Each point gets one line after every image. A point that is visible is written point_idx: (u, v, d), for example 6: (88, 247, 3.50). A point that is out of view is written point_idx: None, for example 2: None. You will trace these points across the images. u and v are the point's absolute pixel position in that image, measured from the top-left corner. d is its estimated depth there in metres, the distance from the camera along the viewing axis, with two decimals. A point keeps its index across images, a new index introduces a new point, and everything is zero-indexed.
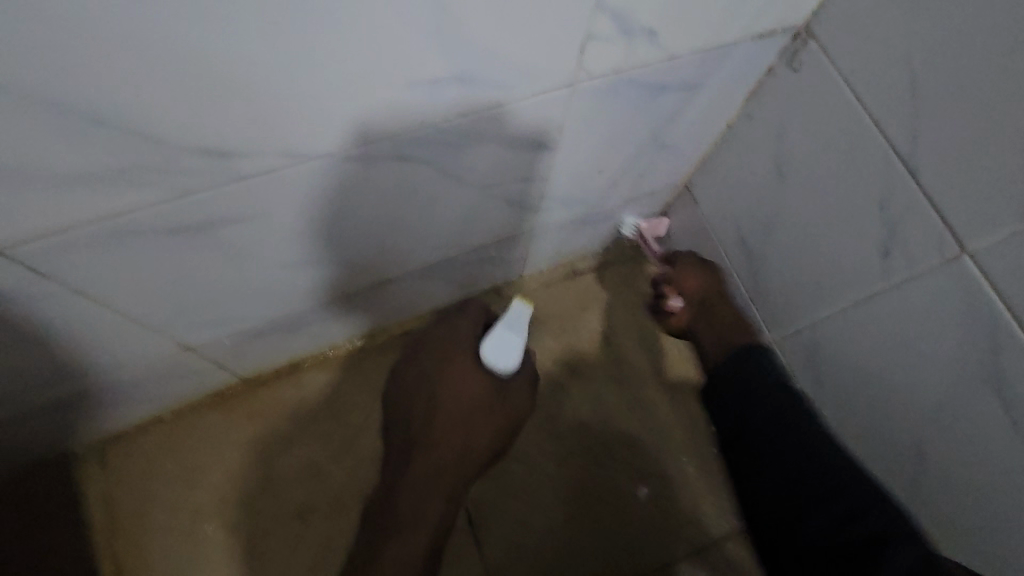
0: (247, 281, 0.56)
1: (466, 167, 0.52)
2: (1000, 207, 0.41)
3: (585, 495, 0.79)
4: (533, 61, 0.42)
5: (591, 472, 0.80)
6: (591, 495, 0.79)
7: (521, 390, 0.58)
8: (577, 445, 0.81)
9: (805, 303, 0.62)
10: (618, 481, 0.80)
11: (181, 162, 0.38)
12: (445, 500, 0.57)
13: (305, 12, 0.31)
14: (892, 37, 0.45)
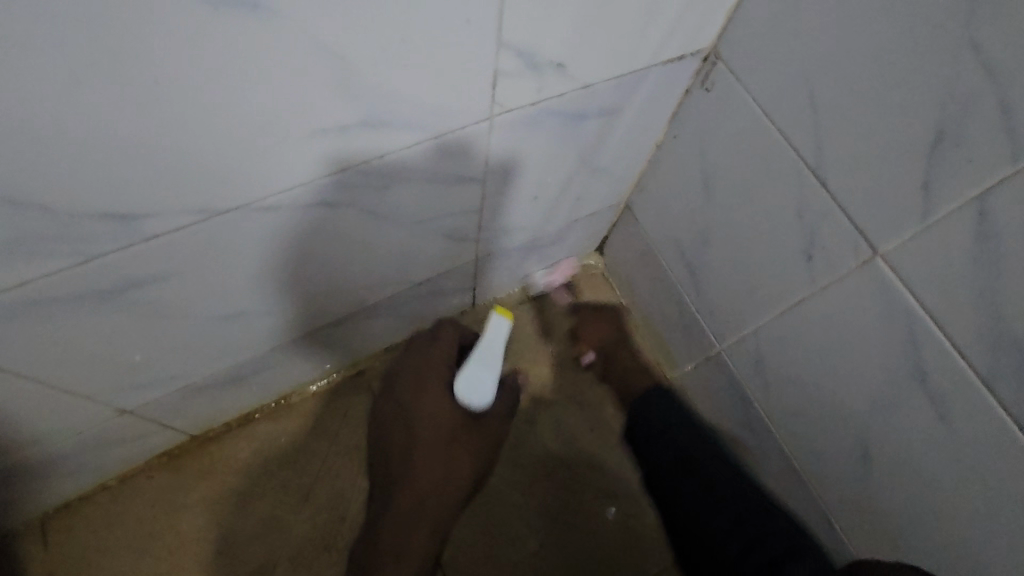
0: (180, 340, 0.54)
1: (397, 205, 0.53)
2: (898, 210, 0.43)
3: (555, 519, 0.78)
4: (445, 99, 0.43)
5: (560, 496, 0.79)
6: (561, 519, 0.78)
7: (501, 413, 0.55)
8: (543, 470, 0.80)
9: (745, 312, 0.63)
10: (585, 501, 0.79)
11: (81, 226, 0.37)
12: (429, 533, 0.55)
13: (193, 74, 0.32)
14: (787, 56, 0.47)
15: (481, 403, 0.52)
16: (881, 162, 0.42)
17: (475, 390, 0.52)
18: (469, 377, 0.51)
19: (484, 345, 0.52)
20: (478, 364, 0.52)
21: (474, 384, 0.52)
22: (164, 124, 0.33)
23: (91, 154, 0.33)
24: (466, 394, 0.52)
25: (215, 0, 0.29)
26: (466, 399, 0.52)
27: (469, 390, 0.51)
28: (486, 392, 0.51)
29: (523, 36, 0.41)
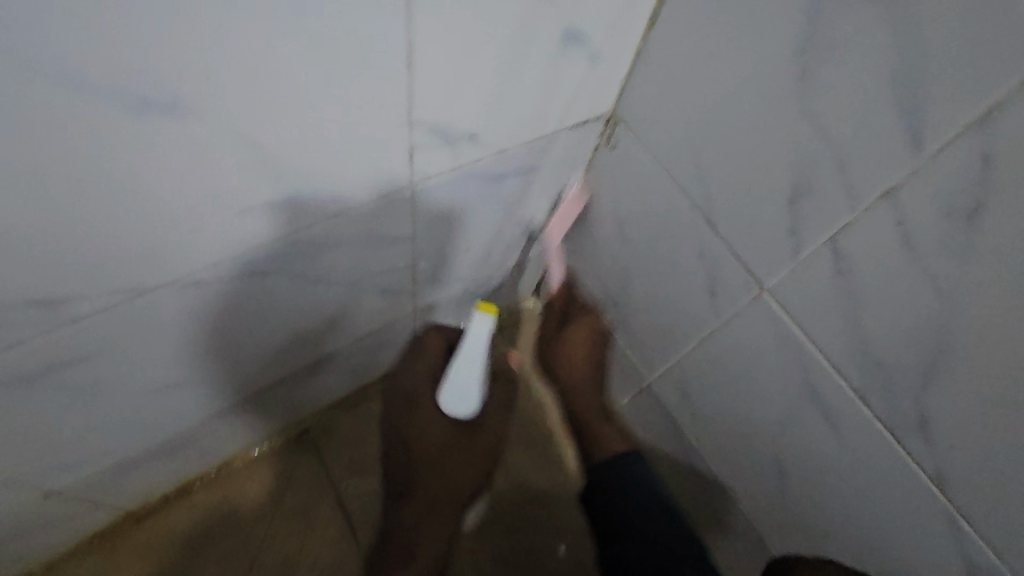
0: (111, 415, 0.54)
1: (328, 268, 0.55)
2: (776, 251, 0.48)
3: (505, 561, 0.79)
4: (366, 172, 0.46)
5: (509, 538, 0.80)
6: (512, 560, 0.79)
7: None
8: (492, 513, 0.81)
9: (667, 344, 0.68)
10: (535, 541, 0.81)
11: (3, 316, 0.37)
12: None
13: (118, 171, 0.33)
14: (672, 122, 0.53)
15: (468, 411, 0.63)
16: (755, 211, 0.48)
17: (463, 397, 0.62)
18: (447, 385, 0.62)
19: (462, 354, 0.62)
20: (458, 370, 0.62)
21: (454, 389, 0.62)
22: (90, 216, 0.35)
23: (11, 253, 0.34)
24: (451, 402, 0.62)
25: (136, 108, 0.31)
26: (452, 408, 0.62)
27: (451, 396, 0.62)
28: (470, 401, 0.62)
29: (433, 115, 0.45)
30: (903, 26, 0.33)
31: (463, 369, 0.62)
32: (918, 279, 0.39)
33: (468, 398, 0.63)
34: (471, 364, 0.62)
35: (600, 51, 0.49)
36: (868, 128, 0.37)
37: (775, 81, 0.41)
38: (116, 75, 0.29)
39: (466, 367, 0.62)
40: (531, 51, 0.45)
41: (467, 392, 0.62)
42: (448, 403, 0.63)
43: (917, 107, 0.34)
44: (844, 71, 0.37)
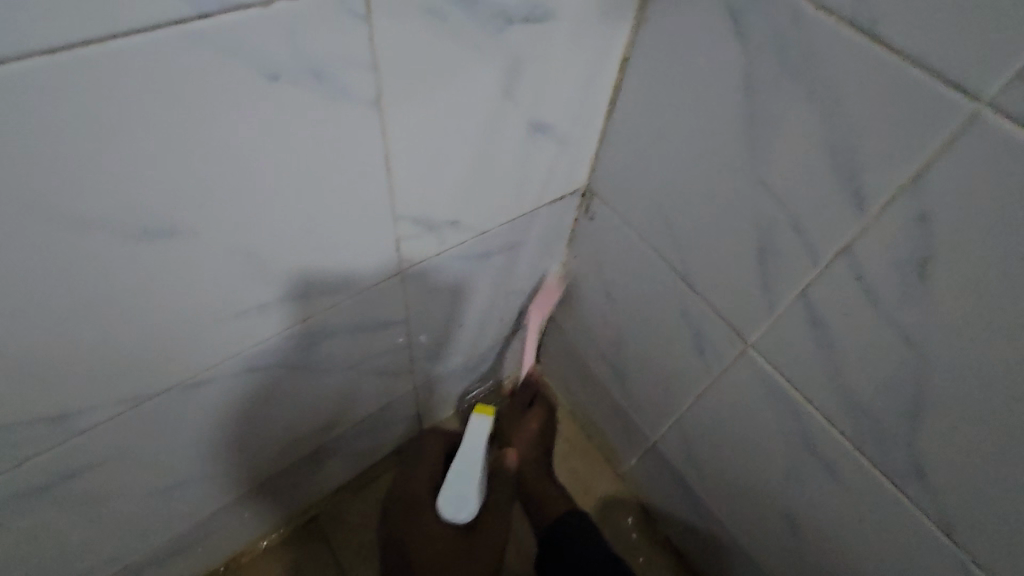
0: (118, 521, 0.54)
1: (327, 356, 0.57)
2: (753, 308, 0.50)
3: None
4: (356, 265, 0.49)
5: None
6: None
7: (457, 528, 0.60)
8: None
9: (666, 402, 0.69)
10: None
11: (16, 434, 0.39)
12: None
13: (123, 292, 0.36)
14: (641, 192, 0.56)
15: (466, 516, 0.60)
16: (729, 270, 0.50)
17: (459, 503, 0.60)
18: (447, 488, 0.61)
19: (462, 453, 0.62)
20: (459, 473, 0.61)
21: (456, 492, 0.60)
22: (94, 332, 0.37)
23: (20, 373, 0.36)
24: (451, 507, 0.60)
25: (137, 236, 0.34)
26: (451, 514, 0.60)
27: (453, 501, 0.60)
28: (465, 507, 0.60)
29: (415, 208, 0.48)
30: (830, 102, 0.36)
31: (464, 471, 0.61)
32: (887, 327, 0.40)
33: (467, 503, 0.60)
34: (469, 468, 0.62)
35: (566, 136, 0.53)
36: (816, 190, 0.40)
37: (729, 153, 0.45)
38: (113, 209, 0.32)
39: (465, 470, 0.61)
40: (500, 145, 0.48)
41: (463, 496, 0.60)
42: (448, 507, 0.60)
43: (854, 171, 0.37)
44: (786, 141, 0.40)
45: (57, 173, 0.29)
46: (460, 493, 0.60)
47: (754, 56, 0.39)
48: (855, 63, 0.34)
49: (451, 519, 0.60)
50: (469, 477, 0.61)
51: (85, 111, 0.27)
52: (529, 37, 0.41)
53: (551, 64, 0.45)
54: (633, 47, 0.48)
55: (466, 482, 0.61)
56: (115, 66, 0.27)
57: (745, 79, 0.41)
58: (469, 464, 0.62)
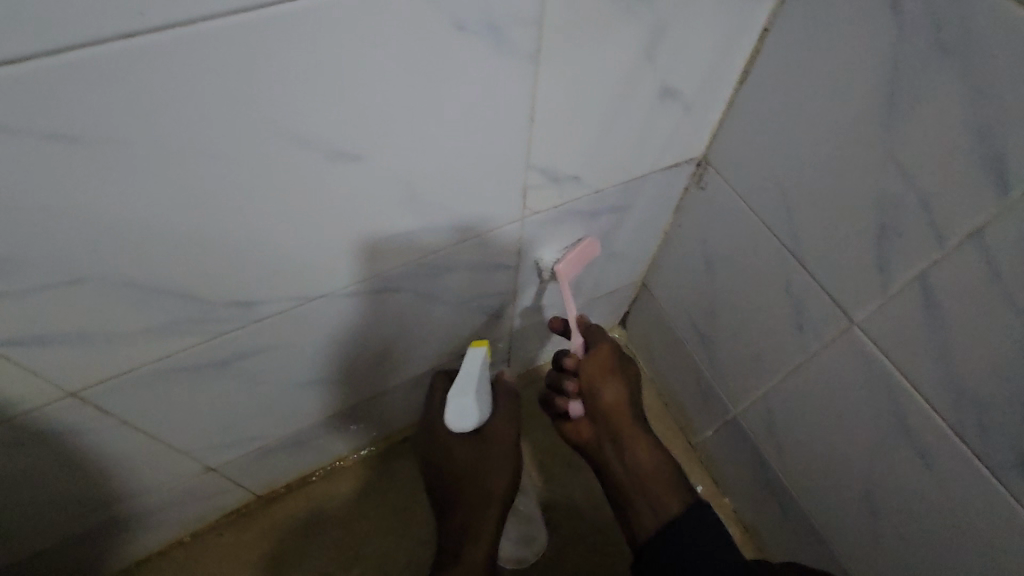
0: (265, 403, 0.64)
1: (443, 289, 0.64)
2: (864, 287, 0.50)
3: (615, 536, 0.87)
4: (485, 209, 0.54)
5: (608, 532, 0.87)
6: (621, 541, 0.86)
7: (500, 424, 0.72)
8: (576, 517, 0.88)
9: (753, 375, 0.70)
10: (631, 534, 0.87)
11: (217, 312, 0.48)
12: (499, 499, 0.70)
13: (313, 203, 0.43)
14: (759, 165, 0.57)
15: (466, 426, 0.66)
16: (843, 247, 0.51)
17: (459, 416, 0.65)
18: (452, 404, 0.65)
19: (461, 375, 0.63)
20: (458, 392, 0.64)
21: (458, 412, 0.65)
22: (284, 234, 0.44)
23: (231, 261, 0.44)
24: (454, 420, 0.65)
25: (333, 156, 0.40)
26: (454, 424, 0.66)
27: (459, 418, 0.65)
28: (461, 419, 0.65)
29: (545, 161, 0.52)
30: (986, 79, 0.36)
31: (461, 391, 0.64)
32: (1010, 313, 0.40)
33: (468, 417, 0.66)
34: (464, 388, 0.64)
35: (695, 103, 0.55)
36: (952, 169, 0.40)
37: (863, 128, 0.45)
38: (318, 131, 0.38)
39: (461, 391, 0.64)
40: (634, 103, 0.51)
41: (462, 411, 0.65)
42: (452, 420, 0.66)
43: (1000, 152, 0.37)
44: (927, 118, 0.40)
45: (284, 96, 0.35)
46: (458, 411, 0.65)
47: (906, 31, 0.39)
48: (1018, 41, 0.34)
49: (455, 428, 0.66)
50: (465, 396, 0.64)
51: (313, 45, 0.33)
52: (677, 4, 0.44)
53: (690, 31, 0.47)
54: (774, 19, 0.49)
55: (462, 400, 0.64)
56: (343, 9, 0.33)
57: (892, 53, 0.41)
58: (464, 386, 0.64)
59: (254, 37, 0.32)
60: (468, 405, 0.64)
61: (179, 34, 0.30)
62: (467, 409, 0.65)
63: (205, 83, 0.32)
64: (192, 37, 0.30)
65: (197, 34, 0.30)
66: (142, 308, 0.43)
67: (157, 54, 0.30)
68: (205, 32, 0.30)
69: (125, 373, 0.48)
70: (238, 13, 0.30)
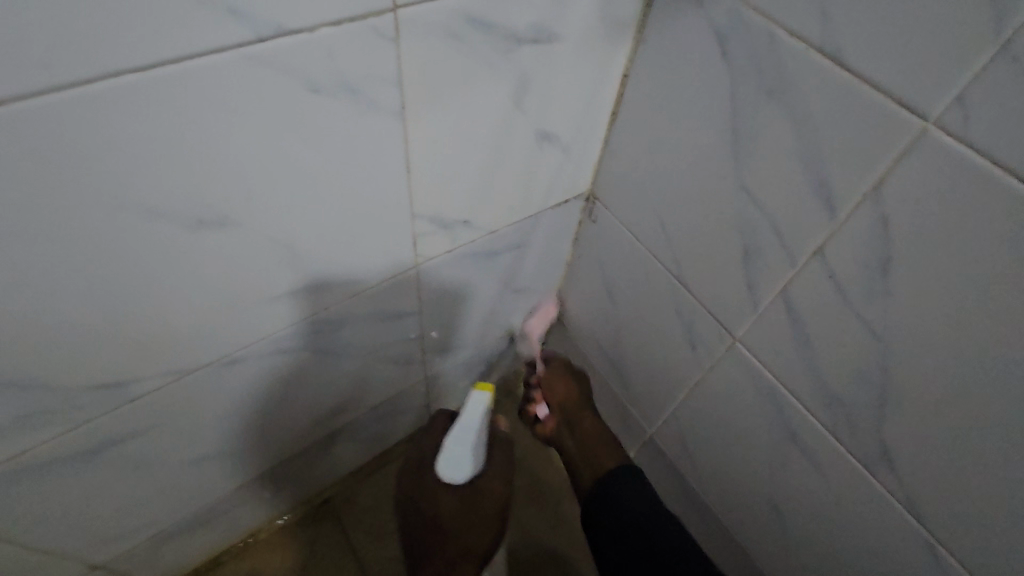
0: (154, 486, 0.59)
1: (345, 343, 0.62)
2: (739, 305, 0.54)
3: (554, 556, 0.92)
4: (377, 260, 0.54)
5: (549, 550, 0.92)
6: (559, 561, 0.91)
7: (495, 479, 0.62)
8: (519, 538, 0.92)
9: (662, 395, 0.73)
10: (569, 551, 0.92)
11: (78, 398, 0.44)
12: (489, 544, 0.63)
13: (181, 274, 0.41)
14: (638, 198, 0.60)
15: (460, 477, 0.59)
16: (717, 270, 0.55)
17: (453, 466, 0.58)
18: (446, 453, 0.58)
19: (459, 422, 0.56)
20: (454, 442, 0.57)
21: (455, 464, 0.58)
22: (150, 307, 0.42)
23: (88, 344, 0.41)
24: (446, 470, 0.58)
25: (194, 225, 0.39)
26: (446, 473, 0.59)
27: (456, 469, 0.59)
28: (458, 470, 0.58)
29: (431, 209, 0.53)
30: (804, 117, 0.40)
31: (460, 440, 0.57)
32: (856, 321, 0.44)
33: (462, 468, 0.58)
34: (463, 438, 0.57)
35: (572, 143, 0.58)
36: (790, 196, 0.44)
37: (717, 162, 0.49)
38: (173, 201, 0.37)
39: (459, 441, 0.57)
40: (511, 149, 0.53)
41: (457, 463, 0.58)
42: (444, 470, 0.59)
43: (825, 180, 0.41)
44: (766, 152, 0.44)
45: (127, 171, 0.33)
46: (453, 462, 0.58)
47: (738, 76, 0.44)
48: (823, 84, 0.38)
49: (449, 480, 0.60)
50: (463, 445, 0.57)
51: (155, 117, 0.32)
52: (537, 57, 0.46)
53: (556, 80, 0.49)
54: (632, 65, 0.53)
55: (459, 450, 0.57)
56: (184, 80, 0.32)
57: (731, 95, 0.45)
58: (465, 437, 0.57)
59: (82, 114, 0.30)
60: (467, 456, 0.58)
61: None
62: (465, 459, 0.58)
63: (30, 164, 0.30)
64: (3, 119, 0.28)
65: (12, 116, 0.28)
66: None
67: None
68: (18, 115, 0.28)
69: None
70: (55, 92, 0.28)
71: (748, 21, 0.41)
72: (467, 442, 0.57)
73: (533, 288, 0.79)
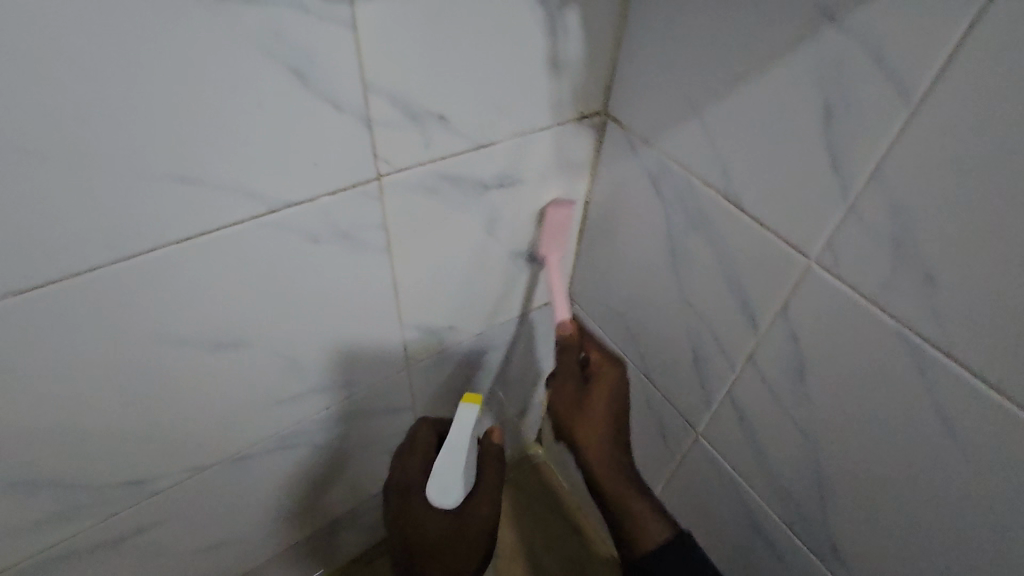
0: (168, 575, 0.64)
1: (346, 437, 0.68)
2: (697, 401, 0.59)
3: None
4: (370, 363, 0.61)
5: None
6: None
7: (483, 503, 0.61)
8: None
9: (646, 483, 0.76)
10: None
11: (108, 493, 0.51)
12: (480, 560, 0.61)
13: (201, 385, 0.49)
14: (606, 302, 0.67)
15: (451, 504, 0.58)
16: (676, 368, 0.60)
17: (444, 489, 0.58)
18: (436, 473, 0.58)
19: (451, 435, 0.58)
20: (444, 460, 0.58)
21: (440, 481, 0.58)
22: (173, 413, 0.49)
23: (122, 447, 0.48)
24: (436, 495, 0.58)
25: (214, 347, 0.47)
26: (436, 499, 0.58)
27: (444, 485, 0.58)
28: (449, 496, 0.57)
29: (419, 318, 0.61)
30: (724, 248, 0.48)
31: (452, 456, 0.58)
32: (788, 423, 0.49)
33: (451, 493, 0.58)
34: (458, 448, 0.58)
35: (546, 256, 0.66)
36: (722, 310, 0.51)
37: (663, 276, 0.56)
38: (197, 331, 0.45)
39: (452, 454, 0.58)
40: (489, 266, 0.61)
41: (449, 487, 0.58)
42: (435, 496, 0.58)
43: (744, 299, 0.48)
44: (699, 273, 0.52)
45: (163, 313, 0.42)
46: (443, 484, 0.58)
47: (669, 211, 0.52)
48: (731, 224, 0.46)
49: (437, 507, 0.58)
50: (456, 461, 0.58)
51: (187, 273, 0.41)
52: (504, 196, 0.55)
53: (522, 210, 0.58)
54: (592, 194, 0.61)
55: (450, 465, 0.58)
56: (211, 246, 0.40)
57: (667, 224, 0.53)
58: (457, 451, 0.58)
59: (130, 277, 0.39)
60: (458, 473, 0.58)
61: (64, 286, 0.36)
62: (456, 481, 0.58)
63: (90, 315, 0.39)
64: (74, 286, 0.37)
65: (80, 283, 0.37)
66: (30, 501, 0.46)
67: (41, 303, 0.36)
68: (84, 283, 0.37)
69: (11, 565, 0.50)
70: (114, 265, 0.37)
71: (672, 170, 0.50)
72: (459, 455, 0.58)
73: (520, 377, 0.85)
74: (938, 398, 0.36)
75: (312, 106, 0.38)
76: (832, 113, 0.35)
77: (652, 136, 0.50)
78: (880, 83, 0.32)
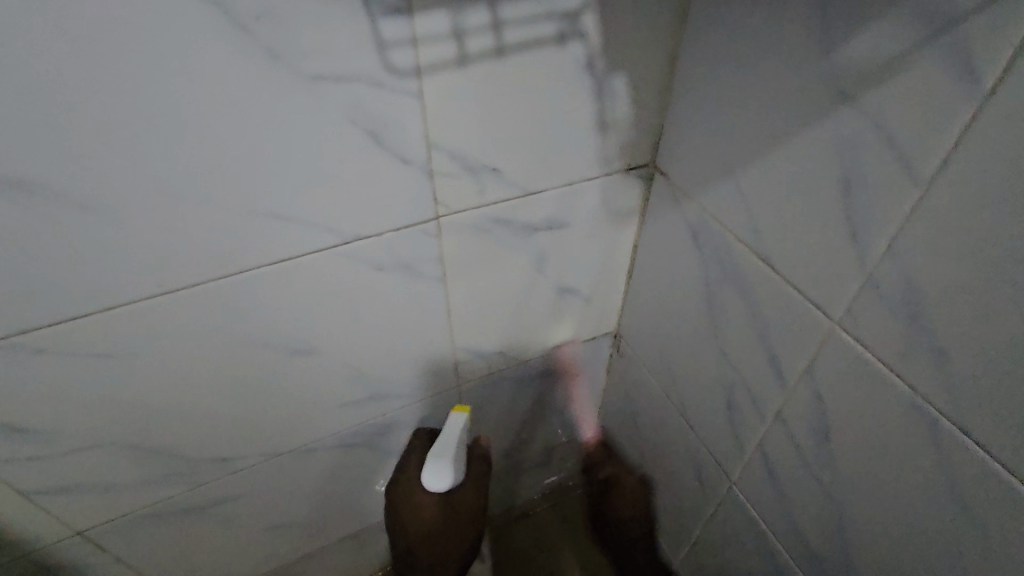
0: (239, 545, 0.74)
1: (399, 444, 0.75)
2: (730, 450, 0.60)
3: None
4: (424, 379, 0.68)
5: None
6: None
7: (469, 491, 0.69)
8: None
9: (681, 527, 0.76)
10: None
11: (200, 465, 0.61)
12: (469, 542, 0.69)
13: (279, 382, 0.58)
14: (650, 343, 0.70)
15: (442, 487, 0.65)
16: (711, 414, 0.61)
17: (436, 474, 0.65)
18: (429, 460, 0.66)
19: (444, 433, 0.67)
20: (436, 452, 0.66)
21: (432, 465, 0.65)
22: (255, 403, 0.58)
23: (213, 427, 0.58)
24: (429, 478, 0.65)
25: (291, 352, 0.55)
26: (428, 481, 0.65)
27: (429, 471, 0.65)
28: (439, 480, 0.65)
29: (469, 341, 0.67)
30: (755, 303, 0.49)
31: (441, 448, 0.66)
32: (814, 482, 0.49)
33: (443, 478, 0.65)
34: (447, 443, 0.66)
35: (593, 294, 0.70)
36: (753, 363, 0.52)
37: (701, 324, 0.58)
38: (279, 337, 0.53)
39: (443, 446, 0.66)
40: (536, 300, 0.66)
41: (439, 472, 0.65)
42: (428, 478, 0.65)
43: (773, 354, 0.49)
44: (732, 325, 0.53)
45: (253, 320, 0.51)
46: (436, 469, 0.65)
47: (707, 262, 0.54)
48: (762, 280, 0.48)
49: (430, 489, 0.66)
50: (445, 452, 0.66)
51: (275, 289, 0.49)
52: (552, 237, 0.60)
53: (569, 251, 0.63)
54: (639, 239, 0.65)
55: (441, 456, 0.65)
56: (294, 269, 0.49)
57: (704, 275, 0.55)
58: (446, 446, 0.66)
59: (231, 290, 0.48)
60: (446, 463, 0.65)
61: (182, 294, 0.46)
62: (446, 468, 0.65)
63: (199, 317, 0.48)
64: (189, 295, 0.46)
65: (194, 292, 0.46)
66: (142, 463, 0.57)
67: (165, 306, 0.46)
68: (197, 292, 0.46)
69: (122, 515, 0.60)
70: (219, 279, 0.46)
71: (710, 224, 0.52)
72: (449, 449, 0.66)
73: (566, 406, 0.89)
74: (952, 473, 0.36)
75: (384, 160, 0.45)
76: (850, 186, 0.37)
77: (693, 191, 0.53)
78: (894, 162, 0.34)
